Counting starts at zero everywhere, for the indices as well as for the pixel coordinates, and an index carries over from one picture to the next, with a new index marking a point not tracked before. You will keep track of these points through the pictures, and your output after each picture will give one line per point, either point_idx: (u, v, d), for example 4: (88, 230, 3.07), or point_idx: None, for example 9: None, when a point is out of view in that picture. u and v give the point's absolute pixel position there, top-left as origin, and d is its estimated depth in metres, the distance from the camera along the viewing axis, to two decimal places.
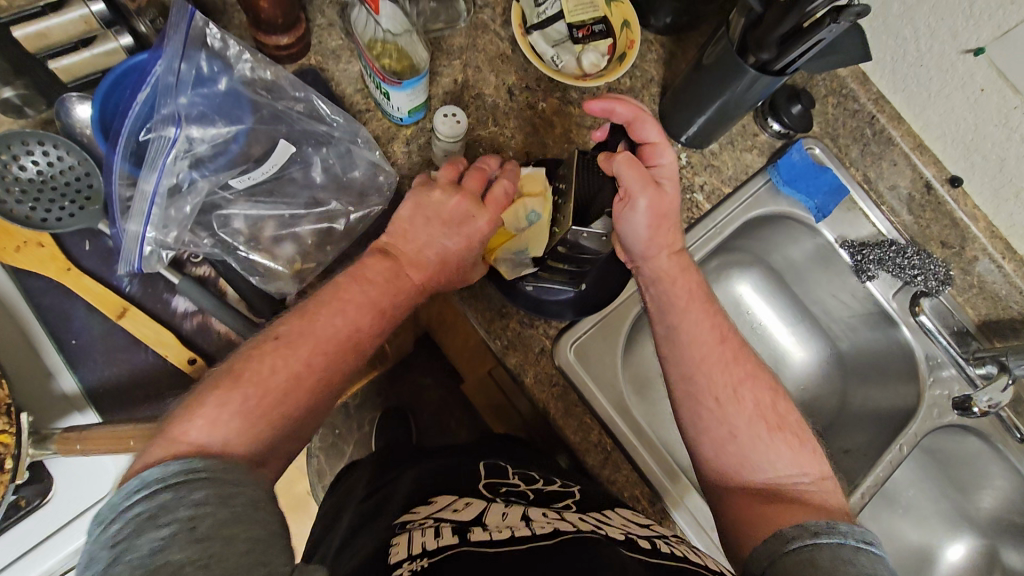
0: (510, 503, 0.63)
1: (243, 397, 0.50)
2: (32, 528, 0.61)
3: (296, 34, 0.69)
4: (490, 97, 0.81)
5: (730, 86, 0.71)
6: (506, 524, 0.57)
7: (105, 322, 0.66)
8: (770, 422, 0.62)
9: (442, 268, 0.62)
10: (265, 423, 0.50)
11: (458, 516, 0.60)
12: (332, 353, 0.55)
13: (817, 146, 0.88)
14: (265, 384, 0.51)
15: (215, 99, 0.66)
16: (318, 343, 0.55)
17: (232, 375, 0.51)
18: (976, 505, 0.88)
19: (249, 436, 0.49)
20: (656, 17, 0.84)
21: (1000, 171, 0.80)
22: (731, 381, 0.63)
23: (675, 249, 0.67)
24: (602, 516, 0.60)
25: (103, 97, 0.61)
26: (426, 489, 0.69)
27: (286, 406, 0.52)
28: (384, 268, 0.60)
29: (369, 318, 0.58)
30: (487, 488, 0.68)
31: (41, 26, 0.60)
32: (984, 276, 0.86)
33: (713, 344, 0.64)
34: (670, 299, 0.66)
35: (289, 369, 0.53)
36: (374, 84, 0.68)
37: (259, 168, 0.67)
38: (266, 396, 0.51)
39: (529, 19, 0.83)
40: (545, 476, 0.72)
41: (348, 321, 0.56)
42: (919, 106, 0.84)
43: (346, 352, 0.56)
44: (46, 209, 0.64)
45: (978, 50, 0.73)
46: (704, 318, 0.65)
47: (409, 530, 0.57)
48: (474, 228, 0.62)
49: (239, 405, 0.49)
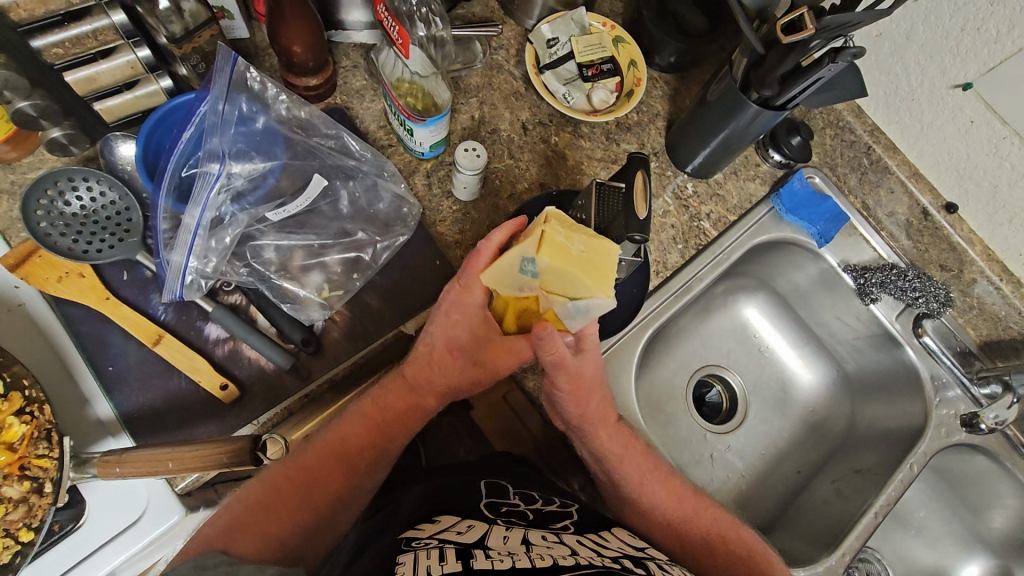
0: (511, 525, 0.65)
1: (237, 512, 0.58)
2: (66, 553, 0.62)
3: (325, 76, 0.76)
4: (505, 133, 0.86)
5: (734, 119, 0.76)
6: (507, 550, 0.58)
7: (140, 348, 0.68)
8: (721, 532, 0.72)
9: (437, 357, 0.66)
10: (261, 532, 0.58)
11: (463, 538, 0.61)
12: (321, 462, 0.63)
13: (817, 175, 0.92)
14: (255, 503, 0.59)
15: (254, 137, 0.70)
16: (306, 464, 0.63)
17: (229, 503, 0.59)
18: (987, 526, 0.89)
19: (244, 544, 0.56)
20: (661, 56, 0.90)
21: (993, 198, 0.85)
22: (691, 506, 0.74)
23: (607, 420, 0.71)
24: (599, 539, 0.64)
25: (147, 136, 0.65)
26: (433, 505, 0.71)
27: (279, 521, 0.59)
28: (398, 389, 0.67)
29: (357, 432, 0.65)
30: (489, 503, 0.71)
31: (91, 70, 0.64)
32: (983, 298, 0.89)
33: (670, 497, 0.74)
34: (603, 450, 0.71)
35: (272, 482, 0.61)
36: (398, 122, 0.73)
37: (295, 200, 0.71)
38: (261, 511, 0.59)
39: (542, 60, 0.88)
40: (545, 495, 0.75)
41: (336, 435, 0.65)
42: (912, 136, 0.89)
43: (341, 470, 0.64)
44: (87, 241, 0.67)
45: (966, 85, 0.78)
46: (637, 465, 0.73)
47: (415, 550, 0.58)
48: (470, 311, 0.63)
49: (233, 519, 0.58)
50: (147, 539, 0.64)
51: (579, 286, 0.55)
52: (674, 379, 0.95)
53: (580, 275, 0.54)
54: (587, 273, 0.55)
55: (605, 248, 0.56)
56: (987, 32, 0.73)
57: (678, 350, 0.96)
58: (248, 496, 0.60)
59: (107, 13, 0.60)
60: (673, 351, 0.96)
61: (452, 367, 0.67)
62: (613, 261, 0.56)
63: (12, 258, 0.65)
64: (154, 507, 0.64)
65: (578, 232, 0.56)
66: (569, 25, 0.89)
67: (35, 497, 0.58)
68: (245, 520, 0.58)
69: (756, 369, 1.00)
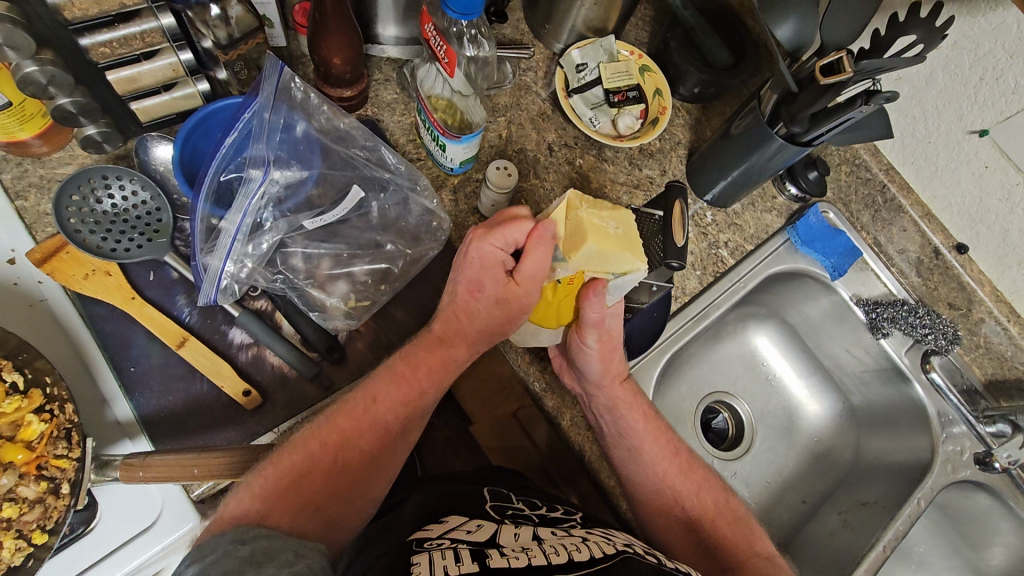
0: (519, 524, 0.65)
1: (270, 478, 0.56)
2: (76, 556, 0.60)
3: (358, 88, 0.77)
4: (532, 152, 0.87)
5: (758, 152, 0.77)
6: (519, 547, 0.58)
7: (163, 350, 0.68)
8: (719, 504, 0.73)
9: (474, 298, 0.64)
10: (292, 498, 0.56)
11: (474, 537, 0.60)
12: (356, 428, 0.62)
13: (832, 210, 0.94)
14: (288, 467, 0.58)
15: (293, 144, 0.70)
16: (337, 426, 0.62)
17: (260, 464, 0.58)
18: (986, 562, 0.91)
19: (279, 515, 0.55)
20: (685, 86, 0.92)
21: (1004, 242, 0.88)
22: (691, 484, 0.74)
23: (620, 376, 0.74)
24: (607, 533, 0.64)
25: (186, 137, 0.65)
26: (438, 509, 0.70)
27: (312, 485, 0.58)
28: (426, 348, 0.66)
29: (391, 396, 0.64)
30: (494, 506, 0.71)
31: (133, 70, 0.64)
32: (990, 337, 0.92)
33: (670, 459, 0.75)
34: (612, 399, 0.72)
35: (306, 449, 0.59)
36: (430, 137, 0.74)
37: (333, 210, 0.71)
38: (293, 476, 0.57)
39: (570, 84, 0.90)
40: (548, 503, 0.75)
41: (367, 397, 0.64)
42: (926, 177, 0.92)
43: (373, 433, 0.63)
44: (117, 239, 0.67)
45: (983, 132, 0.81)
46: (641, 415, 0.74)
47: (429, 551, 0.57)
48: (491, 258, 0.62)
49: (266, 485, 0.56)
50: (159, 545, 0.62)
51: (622, 261, 0.60)
52: (684, 404, 0.96)
53: (622, 253, 0.60)
54: (626, 246, 0.61)
55: (625, 217, 0.62)
56: (1005, 82, 0.76)
57: (689, 375, 0.97)
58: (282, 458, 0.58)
59: (156, 16, 0.60)
60: (684, 375, 0.96)
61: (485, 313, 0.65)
62: (636, 231, 0.63)
63: (40, 253, 0.64)
64: (168, 512, 0.63)
65: (606, 210, 0.61)
66: (598, 51, 0.90)
67: (52, 498, 0.56)
68: (277, 486, 0.56)
69: (763, 398, 1.01)
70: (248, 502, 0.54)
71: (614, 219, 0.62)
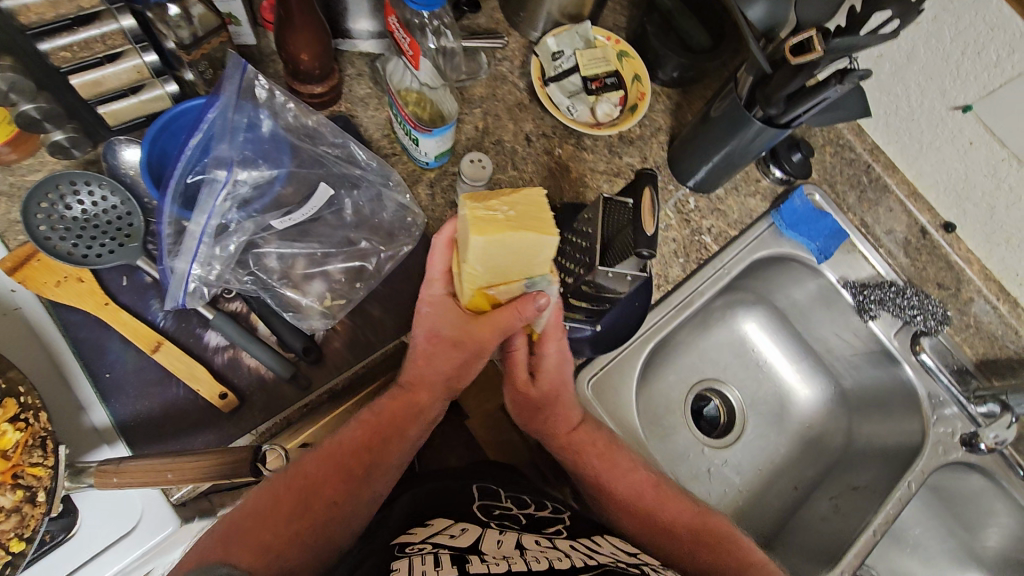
0: (504, 529, 0.65)
1: (233, 522, 0.57)
2: (56, 565, 0.60)
3: (329, 83, 0.75)
4: (509, 144, 0.86)
5: (738, 136, 0.76)
6: (502, 555, 0.57)
7: (138, 355, 0.67)
8: (710, 526, 0.72)
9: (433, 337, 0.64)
10: (255, 542, 0.56)
11: (456, 543, 0.60)
12: (321, 469, 0.62)
13: (817, 192, 0.93)
14: (254, 508, 0.58)
15: (261, 144, 0.69)
16: (304, 466, 0.62)
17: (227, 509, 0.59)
18: (982, 544, 0.90)
19: (240, 553, 0.54)
20: (664, 71, 0.91)
21: (990, 219, 0.86)
22: (688, 508, 0.73)
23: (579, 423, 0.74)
24: (592, 543, 0.64)
25: (151, 141, 0.64)
26: (424, 508, 0.70)
27: (276, 527, 0.57)
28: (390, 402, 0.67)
29: (353, 438, 0.64)
30: (481, 507, 0.70)
31: (94, 75, 0.63)
32: (980, 316, 0.91)
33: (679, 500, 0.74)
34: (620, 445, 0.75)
35: (269, 491, 0.59)
36: (404, 131, 0.73)
37: (300, 208, 0.70)
38: (254, 517, 0.57)
39: (546, 72, 0.89)
40: (536, 501, 0.75)
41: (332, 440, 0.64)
42: (911, 156, 0.90)
43: (338, 473, 0.62)
44: (88, 245, 0.67)
45: (966, 107, 0.80)
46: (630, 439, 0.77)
47: (410, 555, 0.56)
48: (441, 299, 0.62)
49: (230, 528, 0.56)
50: (140, 550, 0.62)
51: (526, 242, 0.51)
52: (673, 392, 0.95)
53: (518, 232, 0.50)
54: (520, 224, 0.51)
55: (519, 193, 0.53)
56: (987, 56, 0.75)
57: (678, 363, 0.96)
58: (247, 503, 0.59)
59: (116, 18, 0.60)
60: (672, 364, 0.96)
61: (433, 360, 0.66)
62: (540, 202, 0.53)
63: (11, 262, 0.64)
64: (150, 517, 0.63)
65: (495, 195, 0.52)
66: (574, 38, 0.89)
67: (28, 506, 0.56)
68: (244, 528, 0.57)
69: (754, 384, 1.00)
70: (210, 544, 0.55)
71: (507, 200, 0.52)
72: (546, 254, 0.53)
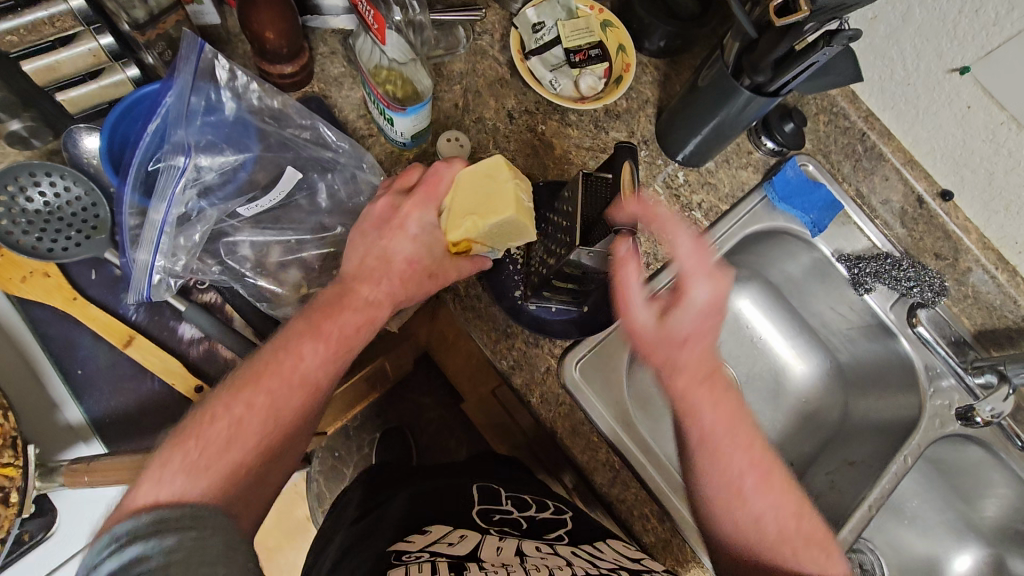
0: (504, 535, 0.64)
1: (188, 454, 0.52)
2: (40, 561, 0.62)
3: (300, 63, 0.72)
4: (490, 121, 0.83)
5: (727, 106, 0.73)
6: (501, 562, 0.57)
7: (110, 351, 0.66)
8: (775, 493, 0.65)
9: (391, 270, 0.63)
10: (215, 474, 0.53)
11: (453, 551, 0.58)
12: (279, 389, 0.57)
13: (811, 162, 0.90)
14: (208, 439, 0.54)
15: (223, 128, 0.67)
16: (262, 387, 0.57)
17: (174, 435, 0.54)
18: (980, 515, 0.89)
19: (199, 487, 0.51)
20: (650, 41, 0.87)
21: (989, 184, 0.83)
22: (749, 464, 0.65)
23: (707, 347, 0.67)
24: (594, 549, 0.63)
25: (111, 129, 0.63)
26: (421, 512, 0.70)
27: (235, 454, 0.54)
28: (333, 295, 0.62)
29: (313, 354, 0.59)
30: (481, 511, 0.70)
31: (51, 59, 0.61)
32: (978, 286, 0.88)
33: (720, 423, 0.65)
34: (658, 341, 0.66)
35: (228, 418, 0.55)
36: (378, 111, 0.70)
37: (267, 195, 0.68)
38: (212, 448, 0.53)
39: (527, 45, 0.85)
40: (538, 501, 0.75)
41: (290, 356, 0.59)
42: (907, 123, 0.87)
43: (298, 393, 0.58)
44: (53, 239, 0.65)
45: (964, 69, 0.76)
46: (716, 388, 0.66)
47: (406, 564, 0.55)
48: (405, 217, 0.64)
49: (185, 460, 0.52)
50: None
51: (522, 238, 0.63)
52: None
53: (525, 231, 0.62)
54: (490, 208, 0.59)
55: (502, 179, 0.59)
56: (985, 14, 0.71)
57: None
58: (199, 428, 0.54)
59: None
60: None
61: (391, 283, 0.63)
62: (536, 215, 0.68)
63: None
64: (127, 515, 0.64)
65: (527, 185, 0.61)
66: (555, 8, 0.85)
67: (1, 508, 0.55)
68: (199, 458, 0.53)
69: (749, 359, 0.97)
70: (168, 480, 0.51)
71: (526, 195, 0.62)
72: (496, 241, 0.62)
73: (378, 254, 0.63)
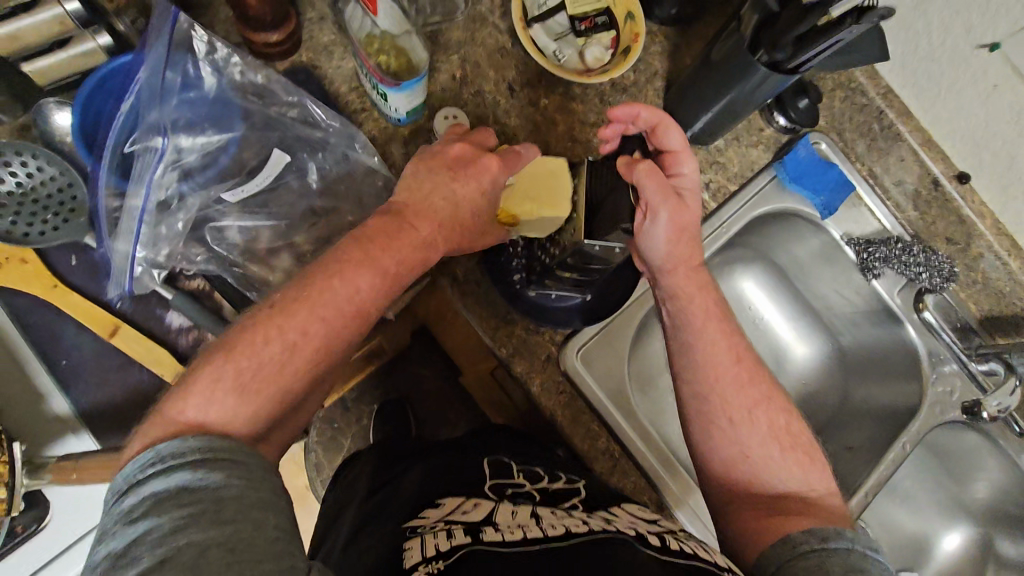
0: (518, 500, 0.60)
1: (237, 376, 0.48)
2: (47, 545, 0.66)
3: (286, 31, 0.65)
4: (490, 94, 0.79)
5: (739, 84, 0.69)
6: (517, 524, 0.53)
7: (95, 342, 0.68)
8: (783, 442, 0.61)
9: (451, 216, 0.59)
10: (262, 399, 0.48)
11: (470, 516, 0.56)
12: (331, 323, 0.52)
13: (823, 140, 0.86)
14: (257, 360, 0.49)
15: (201, 106, 0.64)
16: (317, 313, 0.51)
17: (220, 352, 0.49)
18: (971, 496, 0.89)
19: (246, 415, 0.47)
20: (660, 8, 0.81)
21: (1010, 168, 0.80)
22: (746, 403, 0.61)
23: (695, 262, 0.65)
24: (609, 512, 0.58)
25: (84, 105, 0.59)
26: (434, 485, 0.66)
27: (284, 381, 0.50)
28: (388, 223, 0.56)
29: (371, 285, 0.53)
30: (494, 484, 0.65)
31: (11, 26, 0.56)
32: (988, 272, 0.86)
33: (729, 365, 0.62)
34: (674, 288, 0.63)
35: (281, 343, 0.49)
36: (371, 85, 0.64)
37: (253, 179, 0.65)
38: (257, 369, 0.49)
39: (529, 12, 0.79)
40: (550, 471, 0.69)
41: (347, 286, 0.52)
42: (929, 101, 0.84)
43: (350, 325, 0.53)
44: (29, 222, 0.62)
45: (994, 45, 0.73)
46: (719, 334, 0.63)
47: (422, 533, 0.53)
48: (482, 166, 0.60)
49: (235, 381, 0.48)
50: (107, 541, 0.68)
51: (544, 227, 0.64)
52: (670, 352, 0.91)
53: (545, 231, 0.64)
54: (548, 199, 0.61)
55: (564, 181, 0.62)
56: None
57: None
58: (246, 347, 0.49)
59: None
60: None
61: (441, 220, 0.58)
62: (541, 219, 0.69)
63: None
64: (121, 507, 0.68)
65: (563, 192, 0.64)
66: None
67: None
68: (249, 381, 0.48)
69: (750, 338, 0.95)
70: (217, 402, 0.46)
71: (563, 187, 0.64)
72: (536, 229, 0.64)
73: (446, 198, 0.58)
